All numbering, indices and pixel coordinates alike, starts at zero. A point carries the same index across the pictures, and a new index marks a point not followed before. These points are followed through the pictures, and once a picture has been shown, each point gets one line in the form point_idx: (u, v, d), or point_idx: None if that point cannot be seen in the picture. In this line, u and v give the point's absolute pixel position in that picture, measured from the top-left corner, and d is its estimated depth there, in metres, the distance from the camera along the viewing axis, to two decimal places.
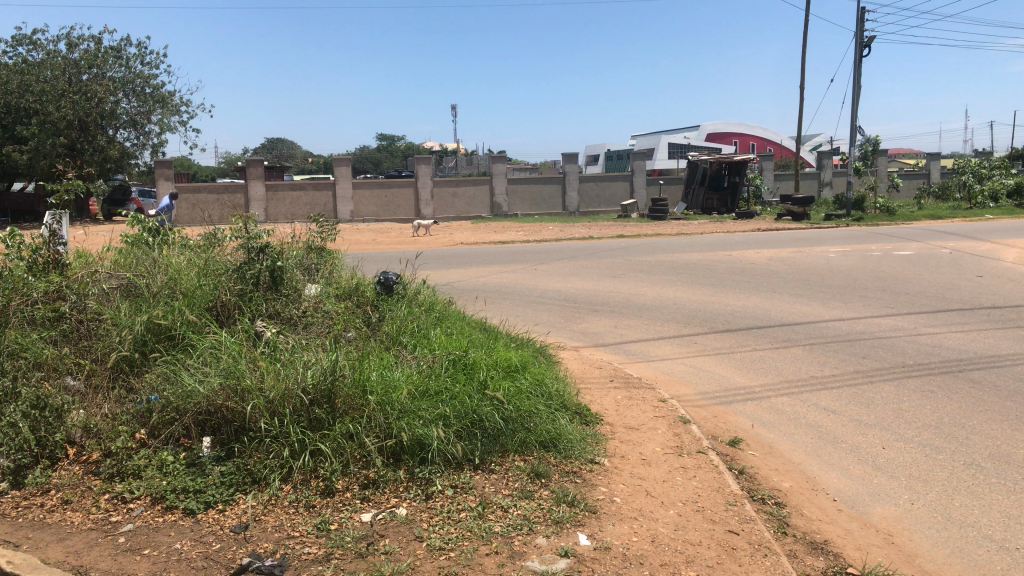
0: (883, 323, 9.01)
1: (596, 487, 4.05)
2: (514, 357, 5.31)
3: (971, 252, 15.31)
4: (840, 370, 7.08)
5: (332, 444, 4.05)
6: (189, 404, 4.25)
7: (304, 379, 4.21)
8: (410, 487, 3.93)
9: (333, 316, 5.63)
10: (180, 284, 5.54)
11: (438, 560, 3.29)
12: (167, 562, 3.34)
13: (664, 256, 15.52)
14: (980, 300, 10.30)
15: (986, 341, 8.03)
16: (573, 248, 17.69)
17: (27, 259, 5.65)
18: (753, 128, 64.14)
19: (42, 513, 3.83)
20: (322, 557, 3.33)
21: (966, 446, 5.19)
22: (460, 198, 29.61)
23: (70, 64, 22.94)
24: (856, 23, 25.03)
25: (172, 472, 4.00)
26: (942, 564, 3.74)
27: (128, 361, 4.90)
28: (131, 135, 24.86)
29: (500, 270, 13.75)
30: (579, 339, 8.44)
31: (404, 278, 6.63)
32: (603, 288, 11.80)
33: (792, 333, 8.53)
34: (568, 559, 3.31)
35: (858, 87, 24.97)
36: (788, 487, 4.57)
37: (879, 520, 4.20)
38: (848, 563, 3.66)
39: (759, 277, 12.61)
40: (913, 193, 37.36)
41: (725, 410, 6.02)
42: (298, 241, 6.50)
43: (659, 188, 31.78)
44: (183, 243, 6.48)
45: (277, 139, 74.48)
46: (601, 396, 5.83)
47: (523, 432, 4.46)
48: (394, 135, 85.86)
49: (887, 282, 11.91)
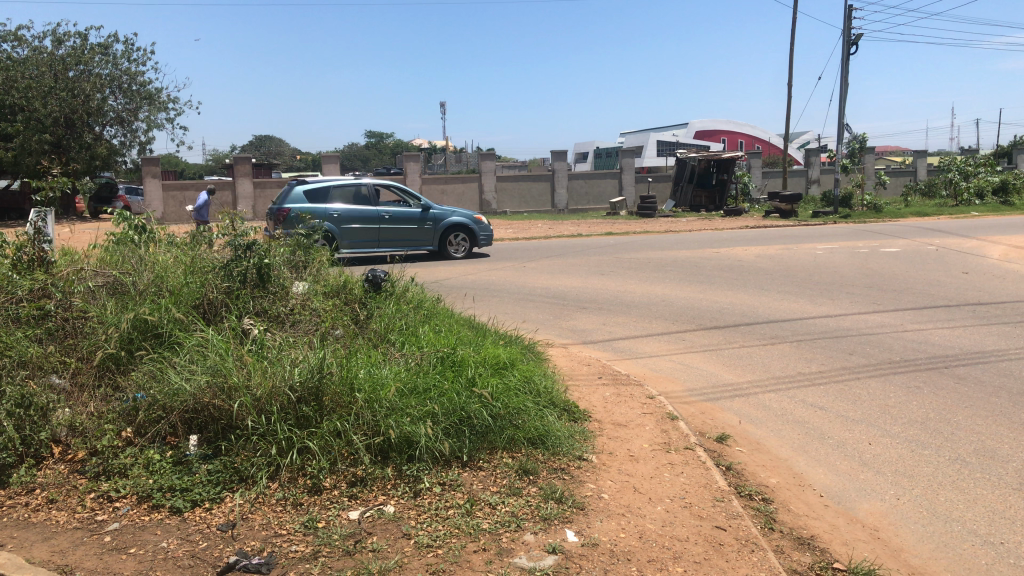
0: (870, 319, 9.08)
1: (584, 484, 4.06)
2: (503, 354, 5.31)
3: (956, 249, 15.45)
4: (827, 366, 7.13)
5: (320, 441, 4.03)
6: (175, 402, 4.22)
7: (291, 376, 4.20)
8: (398, 485, 3.93)
9: (321, 313, 5.61)
10: (167, 282, 5.51)
11: (426, 557, 3.29)
12: (153, 561, 3.32)
13: (653, 253, 15.56)
14: (966, 296, 10.41)
15: (970, 338, 8.10)
16: (563, 245, 17.70)
17: (11, 257, 5.60)
18: (741, 125, 64.38)
19: (27, 513, 3.79)
20: (309, 555, 3.32)
21: (951, 442, 5.24)
22: (449, 196, 29.58)
23: (56, 62, 22.66)
24: (845, 19, 25.20)
25: (158, 470, 3.97)
26: (927, 558, 3.77)
27: (114, 359, 4.87)
28: (119, 133, 24.64)
29: (488, 267, 13.71)
30: (567, 337, 8.45)
31: (393, 276, 6.58)
32: (592, 285, 11.79)
33: (779, 330, 8.57)
34: (556, 555, 3.32)
35: (846, 85, 25.13)
36: (776, 483, 4.59)
37: (864, 516, 4.24)
38: (835, 558, 3.69)
39: (747, 274, 12.64)
40: (899, 190, 37.65)
41: (713, 407, 6.05)
42: (285, 239, 6.49)
43: (648, 185, 31.86)
44: (170, 240, 6.43)
45: (266, 137, 74.04)
46: (590, 393, 5.85)
47: (511, 429, 4.47)
48: (383, 133, 85.78)
49: (874, 279, 11.99)
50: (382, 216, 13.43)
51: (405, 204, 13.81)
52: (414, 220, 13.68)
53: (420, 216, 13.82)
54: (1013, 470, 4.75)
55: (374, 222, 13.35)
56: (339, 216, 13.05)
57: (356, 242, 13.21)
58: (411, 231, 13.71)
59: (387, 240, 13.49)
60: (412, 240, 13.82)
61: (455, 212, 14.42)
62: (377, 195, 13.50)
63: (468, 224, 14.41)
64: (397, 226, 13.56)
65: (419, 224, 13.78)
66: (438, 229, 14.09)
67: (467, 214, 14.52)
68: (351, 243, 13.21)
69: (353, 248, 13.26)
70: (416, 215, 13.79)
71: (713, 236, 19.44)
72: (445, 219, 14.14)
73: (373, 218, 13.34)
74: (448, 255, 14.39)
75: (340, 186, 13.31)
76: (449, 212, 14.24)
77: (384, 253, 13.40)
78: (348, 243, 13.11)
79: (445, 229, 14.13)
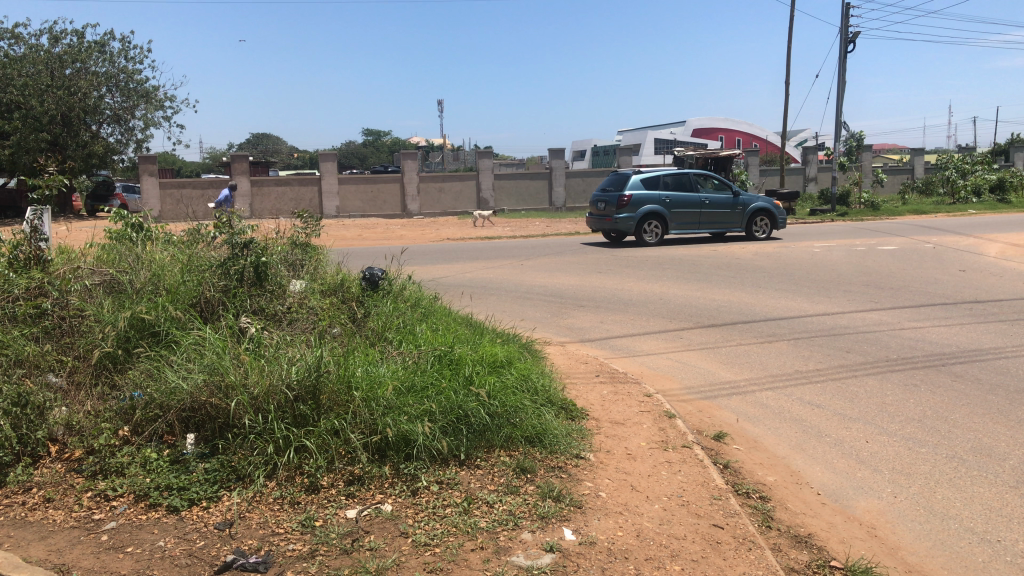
0: (868, 317, 9.08)
1: (582, 482, 4.06)
2: (500, 352, 5.30)
3: (954, 247, 15.45)
4: (824, 364, 7.14)
5: (317, 440, 4.04)
6: (173, 401, 4.21)
7: (288, 374, 4.19)
8: (396, 483, 3.93)
9: (319, 311, 5.60)
10: (164, 280, 5.49)
11: (423, 556, 3.29)
12: (150, 560, 3.31)
13: (650, 251, 15.58)
14: (964, 295, 10.41)
15: (967, 336, 8.11)
16: (560, 244, 17.66)
17: (7, 255, 5.58)
18: (739, 122, 64.35)
19: (23, 512, 3.78)
20: (307, 554, 3.32)
21: (948, 440, 5.26)
22: (447, 194, 29.55)
23: (52, 59, 22.61)
24: (841, 19, 25.22)
25: (155, 469, 3.97)
26: (924, 556, 3.78)
27: (111, 358, 4.85)
28: (115, 131, 24.59)
29: (486, 266, 13.69)
30: (565, 335, 8.44)
31: (390, 274, 6.57)
32: (589, 284, 11.77)
33: (776, 328, 8.59)
34: (553, 554, 3.31)
35: (843, 82, 25.13)
36: (773, 481, 4.60)
37: (861, 514, 4.24)
38: (831, 556, 3.70)
39: (744, 272, 12.66)
40: (897, 188, 37.64)
41: (711, 406, 6.04)
42: (282, 237, 6.48)
43: None
44: (167, 238, 6.40)
45: (263, 135, 73.95)
46: (588, 391, 5.83)
47: (508, 427, 4.47)
48: (381, 133, 85.91)
49: (872, 277, 11.98)
50: (703, 201, 16.28)
51: (721, 192, 16.58)
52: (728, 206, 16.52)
53: (732, 202, 16.64)
54: (1008, 468, 4.77)
55: (696, 207, 16.24)
56: (671, 201, 16.03)
57: (683, 222, 16.23)
58: (724, 215, 16.53)
59: (705, 221, 16.40)
60: (724, 221, 16.66)
61: (759, 198, 17.08)
62: (697, 184, 16.29)
63: (770, 208, 17.04)
64: (716, 210, 16.44)
65: (731, 209, 16.58)
66: (743, 212, 16.86)
67: (768, 201, 17.17)
68: (678, 224, 16.26)
69: (677, 226, 16.34)
70: (728, 202, 16.59)
71: None
72: (752, 204, 16.86)
73: (695, 203, 16.23)
74: (749, 235, 17.17)
75: (669, 175, 16.09)
76: (755, 199, 16.91)
77: (702, 232, 16.37)
78: (676, 223, 16.18)
79: (750, 214, 16.84)
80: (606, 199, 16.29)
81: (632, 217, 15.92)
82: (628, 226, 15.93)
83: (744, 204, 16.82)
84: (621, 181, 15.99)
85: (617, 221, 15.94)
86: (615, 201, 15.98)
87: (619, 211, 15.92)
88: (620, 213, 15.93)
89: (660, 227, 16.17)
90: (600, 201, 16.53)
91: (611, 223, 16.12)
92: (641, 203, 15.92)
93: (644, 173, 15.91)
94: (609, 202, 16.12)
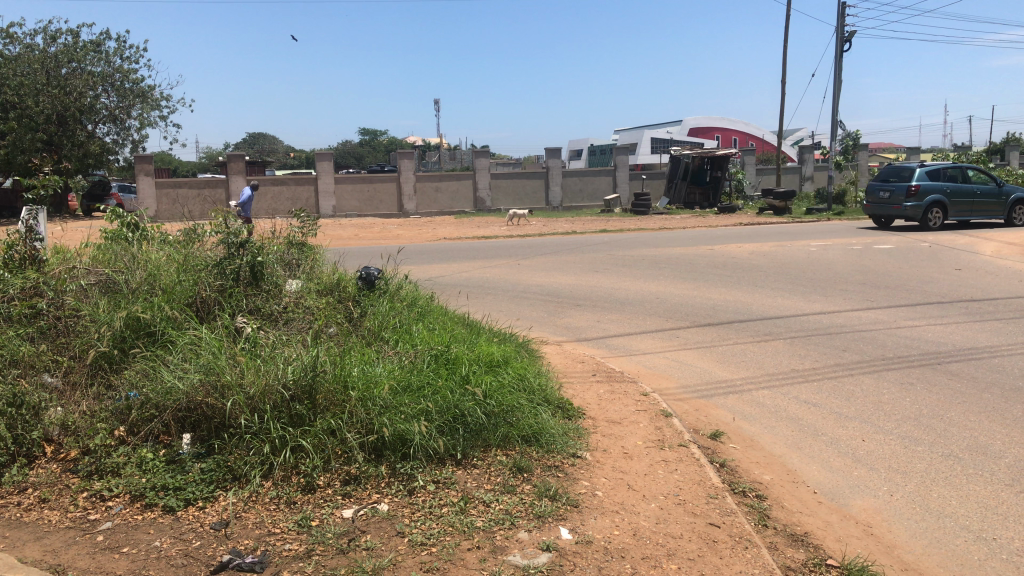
0: (863, 316, 9.11)
1: (578, 481, 4.06)
2: (497, 352, 5.30)
3: (950, 246, 15.52)
4: (819, 362, 7.16)
5: (313, 439, 4.03)
6: (169, 401, 4.21)
7: (283, 374, 4.17)
8: (392, 483, 3.92)
9: (315, 311, 5.60)
10: (160, 280, 5.48)
11: (420, 555, 3.29)
12: (147, 560, 3.31)
13: (647, 250, 15.61)
14: (960, 292, 10.47)
15: (963, 334, 8.14)
16: (556, 243, 17.62)
17: (2, 255, 5.57)
18: (735, 122, 64.47)
19: (19, 513, 3.78)
20: (303, 553, 3.31)
21: (944, 438, 5.25)
22: (443, 193, 29.53)
23: (47, 59, 22.53)
24: (837, 18, 25.37)
25: (151, 469, 3.97)
26: (920, 554, 3.79)
27: (107, 358, 4.83)
28: (111, 131, 24.55)
29: (481, 265, 13.65)
30: (561, 334, 8.46)
31: (386, 274, 6.58)
32: (586, 283, 11.78)
33: (772, 327, 8.60)
34: (549, 553, 3.32)
35: (839, 79, 25.24)
36: (769, 480, 4.60)
37: (858, 512, 4.25)
38: (828, 555, 3.70)
39: (742, 270, 12.69)
40: None
41: (707, 404, 6.05)
42: (278, 237, 6.47)
43: (642, 183, 31.85)
44: (163, 237, 6.37)
45: (258, 134, 73.68)
46: (584, 390, 5.84)
47: (505, 426, 4.47)
48: (377, 132, 85.77)
49: (868, 276, 12.03)
50: (975, 191, 18.17)
51: (988, 183, 18.46)
52: (996, 196, 18.37)
53: (996, 192, 18.49)
54: (1004, 466, 4.78)
55: (971, 196, 18.12)
56: (952, 191, 17.96)
57: (959, 211, 18.11)
58: (993, 204, 18.38)
59: (977, 209, 18.28)
60: (991, 210, 18.52)
61: (1016, 189, 18.95)
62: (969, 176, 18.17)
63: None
64: (986, 199, 18.31)
65: (997, 198, 18.45)
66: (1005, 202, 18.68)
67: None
68: (955, 212, 18.20)
69: (954, 214, 18.24)
70: (995, 192, 18.46)
71: (706, 233, 19.40)
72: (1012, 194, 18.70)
73: (970, 193, 18.11)
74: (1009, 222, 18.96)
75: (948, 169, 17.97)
76: (1015, 190, 18.76)
77: (972, 219, 18.25)
78: (956, 212, 18.07)
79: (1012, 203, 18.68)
80: (892, 189, 18.21)
81: (920, 205, 17.84)
82: (916, 213, 17.86)
83: (1007, 194, 18.56)
84: (906, 173, 17.91)
85: (905, 209, 17.88)
86: (904, 191, 17.91)
87: (908, 200, 17.84)
88: (908, 201, 17.82)
89: (942, 214, 18.10)
90: (882, 192, 18.42)
91: (899, 210, 18.03)
92: (927, 194, 17.80)
93: (928, 166, 17.83)
94: (896, 192, 18.05)
